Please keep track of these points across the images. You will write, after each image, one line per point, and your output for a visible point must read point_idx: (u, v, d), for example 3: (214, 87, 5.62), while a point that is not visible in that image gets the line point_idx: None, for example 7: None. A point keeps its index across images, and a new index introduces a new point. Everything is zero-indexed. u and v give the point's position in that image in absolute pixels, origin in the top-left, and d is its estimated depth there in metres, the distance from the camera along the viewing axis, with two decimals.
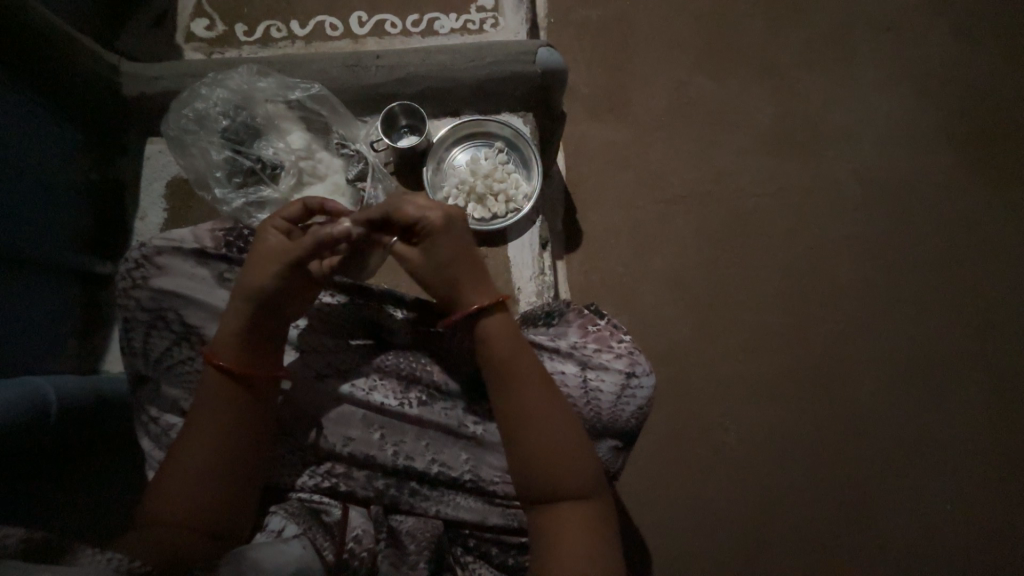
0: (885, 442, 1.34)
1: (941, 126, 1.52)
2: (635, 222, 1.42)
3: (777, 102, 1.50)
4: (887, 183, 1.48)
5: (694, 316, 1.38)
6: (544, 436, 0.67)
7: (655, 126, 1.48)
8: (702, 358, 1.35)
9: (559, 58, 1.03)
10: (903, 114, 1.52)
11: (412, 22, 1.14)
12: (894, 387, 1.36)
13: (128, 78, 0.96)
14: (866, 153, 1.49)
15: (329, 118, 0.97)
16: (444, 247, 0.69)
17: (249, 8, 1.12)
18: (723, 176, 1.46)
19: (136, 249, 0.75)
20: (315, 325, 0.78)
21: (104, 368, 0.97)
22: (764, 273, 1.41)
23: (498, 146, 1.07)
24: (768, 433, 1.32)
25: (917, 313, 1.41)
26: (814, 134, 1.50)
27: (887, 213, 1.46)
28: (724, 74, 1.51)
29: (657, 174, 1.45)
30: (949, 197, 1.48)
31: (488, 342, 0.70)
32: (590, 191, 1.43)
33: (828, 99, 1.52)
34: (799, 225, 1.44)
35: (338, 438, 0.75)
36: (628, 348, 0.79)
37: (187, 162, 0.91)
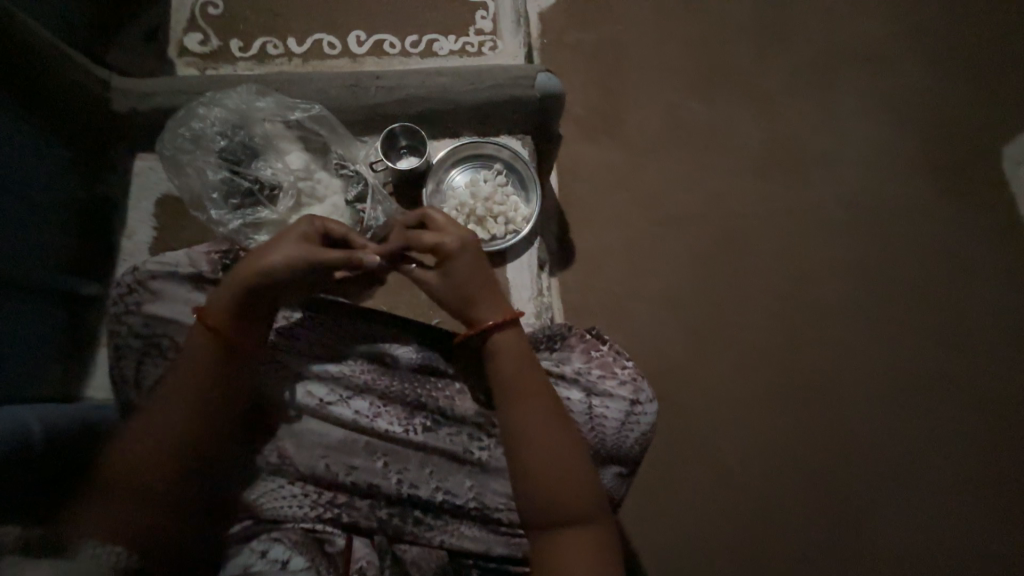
0: (868, 456, 1.37)
1: (915, 152, 1.59)
2: (627, 241, 1.45)
3: (763, 128, 1.56)
4: (865, 206, 1.54)
5: (687, 335, 1.40)
6: (542, 452, 0.68)
7: (646, 147, 1.51)
8: (693, 375, 1.38)
9: (557, 83, 1.08)
10: (880, 140, 1.59)
11: (411, 43, 1.14)
12: (875, 403, 1.41)
13: (118, 93, 0.94)
14: (846, 176, 1.56)
15: (328, 138, 0.96)
16: (459, 268, 0.73)
17: (245, 24, 1.10)
18: (711, 197, 1.50)
19: (128, 274, 0.74)
20: (316, 350, 0.77)
21: (86, 396, 0.91)
22: (752, 291, 1.45)
23: (496, 168, 1.08)
24: (760, 450, 1.35)
25: (899, 332, 1.46)
26: (797, 157, 1.55)
27: (867, 234, 1.52)
28: (712, 98, 1.56)
29: (650, 195, 1.48)
30: (924, 219, 1.54)
31: (497, 354, 0.73)
32: (583, 209, 1.45)
33: (810, 123, 1.58)
34: (783, 245, 1.49)
35: (340, 467, 0.74)
36: (631, 374, 0.80)
37: (182, 181, 0.88)
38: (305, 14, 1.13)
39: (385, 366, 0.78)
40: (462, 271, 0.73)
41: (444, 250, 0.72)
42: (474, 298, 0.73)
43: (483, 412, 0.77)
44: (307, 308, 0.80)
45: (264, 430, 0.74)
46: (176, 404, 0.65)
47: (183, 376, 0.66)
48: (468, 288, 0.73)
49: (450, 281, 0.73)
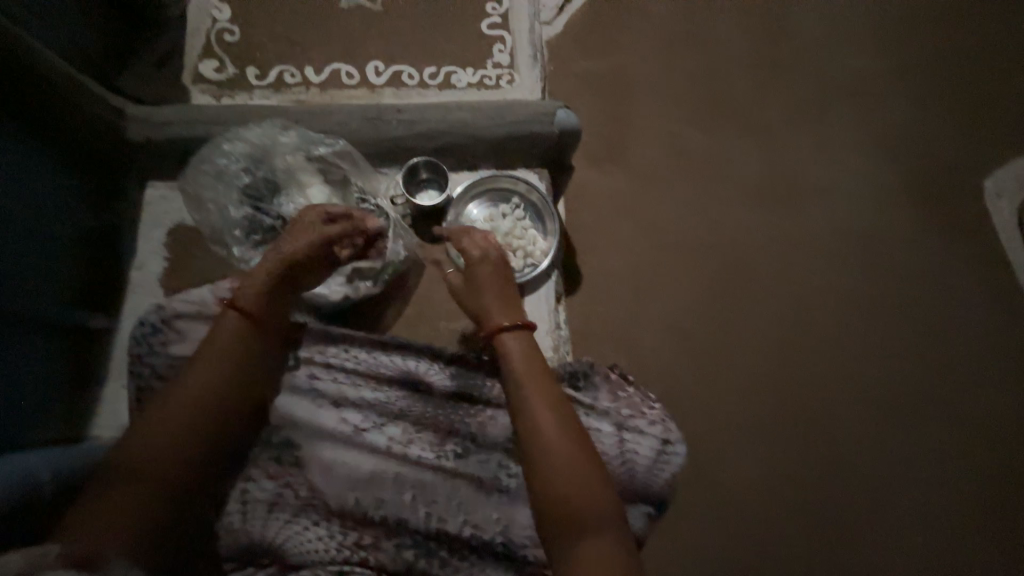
0: (888, 495, 1.30)
1: (929, 178, 1.54)
2: (631, 267, 1.44)
3: (770, 155, 1.55)
4: (875, 232, 1.50)
5: (694, 370, 1.37)
6: (536, 443, 0.69)
7: (652, 176, 1.51)
8: (701, 405, 1.34)
9: (575, 119, 1.10)
10: (891, 165, 1.55)
11: (429, 74, 1.14)
12: (895, 438, 1.34)
13: (133, 121, 0.93)
14: (855, 201, 1.52)
15: (349, 172, 0.94)
16: (484, 272, 0.83)
17: (261, 51, 1.09)
18: (717, 224, 1.49)
19: (151, 313, 0.74)
20: (353, 378, 0.80)
21: (91, 435, 0.89)
22: (761, 320, 1.42)
23: (514, 202, 1.08)
24: (772, 495, 1.29)
25: (916, 372, 1.40)
26: (803, 182, 1.54)
27: (879, 261, 1.48)
28: (717, 126, 1.57)
29: (656, 225, 1.47)
30: (940, 247, 1.49)
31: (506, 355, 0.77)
32: (588, 236, 1.45)
33: (818, 148, 1.56)
34: (791, 272, 1.46)
35: (369, 500, 0.73)
36: (660, 415, 0.82)
37: (204, 218, 0.88)
38: (323, 43, 1.13)
39: (418, 393, 0.81)
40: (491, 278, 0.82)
41: (475, 257, 0.84)
42: (493, 300, 0.80)
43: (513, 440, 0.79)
44: (337, 342, 0.82)
45: (295, 464, 0.73)
46: (175, 425, 0.63)
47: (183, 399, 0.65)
48: (489, 289, 0.81)
49: (475, 283, 0.82)
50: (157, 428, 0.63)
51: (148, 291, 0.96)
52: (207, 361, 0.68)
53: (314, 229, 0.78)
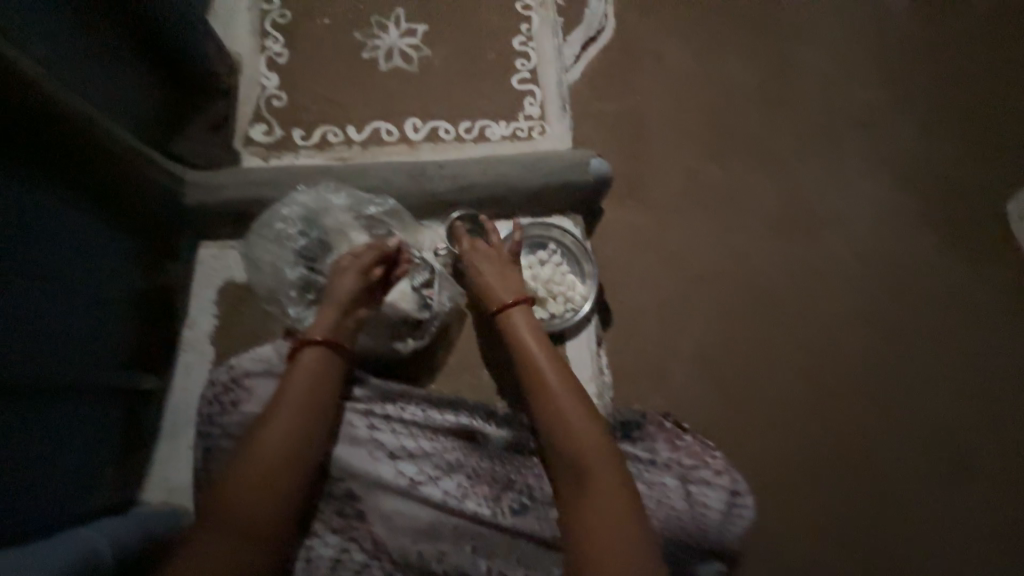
0: (957, 548, 1.19)
1: (978, 201, 1.44)
2: (664, 304, 1.29)
3: (809, 178, 1.42)
4: (927, 259, 1.38)
5: (728, 424, 1.24)
6: (553, 416, 0.73)
7: (677, 209, 1.36)
8: (749, 454, 1.22)
9: (606, 167, 1.14)
10: (937, 187, 1.44)
11: (464, 129, 1.19)
12: (961, 485, 1.23)
13: (192, 188, 0.99)
14: (902, 226, 1.40)
15: (396, 228, 0.96)
16: (485, 262, 0.92)
17: (307, 113, 1.15)
18: (755, 255, 1.35)
19: (224, 371, 0.76)
20: (410, 429, 0.79)
21: (143, 500, 0.90)
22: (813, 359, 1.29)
23: (551, 248, 1.09)
24: (819, 559, 1.17)
25: (976, 422, 1.27)
26: (846, 206, 1.41)
27: (934, 289, 1.35)
28: (749, 150, 1.42)
29: (683, 264, 1.32)
30: (994, 273, 1.38)
31: (513, 332, 0.83)
32: (617, 273, 1.30)
33: (860, 170, 1.44)
34: (840, 305, 1.33)
35: (430, 554, 0.70)
36: (724, 464, 0.79)
37: (260, 279, 0.89)
38: (364, 103, 1.18)
39: (474, 446, 0.79)
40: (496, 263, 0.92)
41: (472, 248, 0.94)
42: (496, 286, 0.89)
43: None
44: (394, 398, 0.81)
45: (357, 516, 0.72)
46: (248, 492, 0.63)
47: (257, 464, 0.65)
48: (491, 275, 0.90)
49: (481, 273, 0.91)
50: (232, 497, 0.63)
51: (202, 349, 0.98)
52: (277, 423, 0.68)
53: (354, 267, 0.83)
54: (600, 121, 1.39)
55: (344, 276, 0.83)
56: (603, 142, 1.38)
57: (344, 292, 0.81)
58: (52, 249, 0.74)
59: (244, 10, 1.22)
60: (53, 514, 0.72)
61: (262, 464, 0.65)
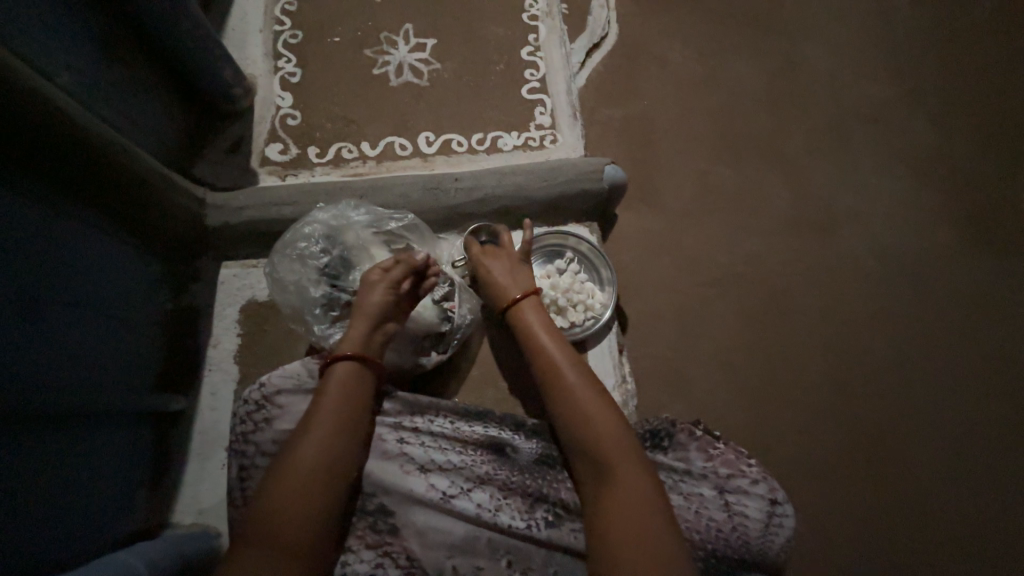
0: (1000, 547, 1.15)
1: (997, 191, 1.42)
2: (683, 308, 1.28)
3: (825, 176, 1.41)
4: (948, 253, 1.36)
5: (750, 430, 1.21)
6: (577, 414, 0.72)
7: (690, 213, 1.36)
8: (778, 458, 1.19)
9: (621, 173, 1.13)
10: (954, 180, 1.42)
11: (477, 140, 1.20)
12: (998, 481, 1.19)
13: (213, 209, 1.00)
14: (921, 220, 1.39)
15: (415, 242, 0.96)
16: (498, 265, 0.91)
17: (321, 131, 1.17)
18: (774, 255, 1.34)
19: (256, 390, 0.75)
20: (439, 442, 0.78)
21: (173, 520, 0.89)
22: (836, 358, 1.27)
23: (568, 257, 1.10)
24: (849, 570, 1.12)
25: (1007, 420, 1.24)
26: (864, 203, 1.39)
27: (957, 283, 1.34)
28: (762, 151, 1.42)
29: (698, 266, 1.32)
30: (1019, 265, 1.36)
31: (529, 332, 0.82)
32: (634, 278, 1.29)
33: (875, 165, 1.43)
34: (862, 303, 1.31)
35: (466, 568, 0.70)
36: (761, 473, 0.77)
37: (285, 298, 0.88)
38: (377, 119, 1.20)
39: (503, 459, 0.78)
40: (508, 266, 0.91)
41: (484, 252, 0.94)
42: (507, 286, 0.88)
43: None
44: (421, 411, 0.81)
45: (392, 531, 0.72)
46: (285, 510, 0.63)
47: (293, 480, 0.65)
48: (503, 277, 0.89)
49: (492, 277, 0.90)
50: (269, 516, 0.63)
51: (226, 369, 0.98)
52: (312, 438, 0.68)
53: (386, 280, 0.83)
54: (609, 126, 1.39)
55: (375, 289, 0.82)
56: (614, 148, 1.38)
57: (375, 306, 0.81)
58: (78, 273, 0.75)
59: (257, 32, 1.24)
60: (82, 540, 0.71)
61: (298, 480, 0.65)
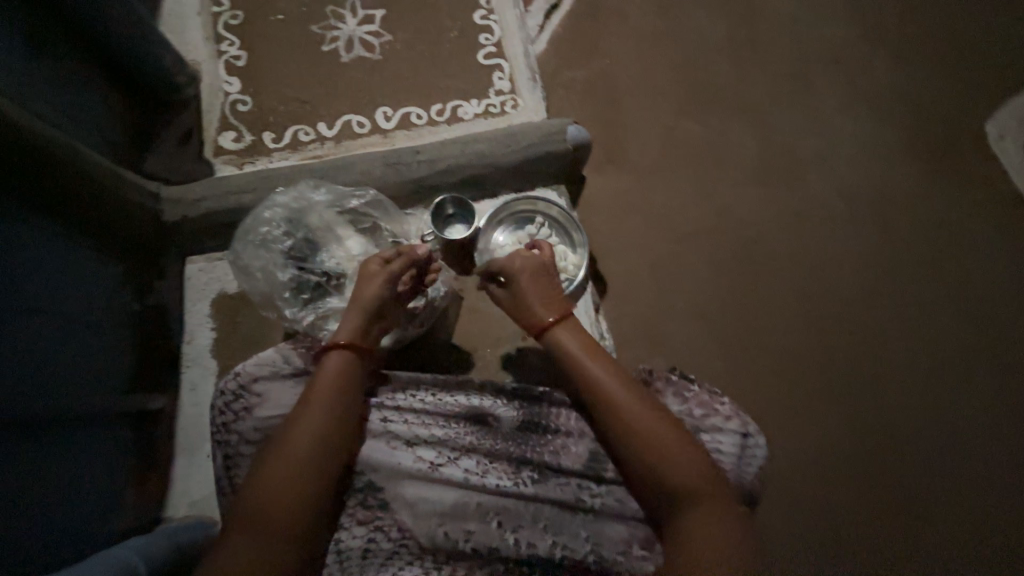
0: (984, 463, 1.18)
1: (959, 119, 1.43)
2: (657, 264, 1.30)
3: (790, 120, 1.42)
4: (915, 185, 1.38)
5: (729, 380, 1.23)
6: (643, 445, 0.68)
7: (658, 169, 1.36)
8: (760, 400, 1.22)
9: (584, 132, 1.11)
10: (917, 113, 1.44)
11: (436, 111, 1.17)
12: (978, 400, 1.22)
13: (169, 204, 0.97)
14: (886, 156, 1.40)
15: (380, 218, 0.95)
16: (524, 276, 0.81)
17: (274, 116, 1.13)
18: (743, 204, 1.35)
19: (231, 380, 0.75)
20: (423, 418, 0.79)
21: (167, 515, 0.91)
22: (810, 299, 1.30)
23: (539, 223, 1.09)
24: (838, 497, 1.16)
25: (984, 341, 1.26)
26: (828, 145, 1.41)
27: (926, 214, 1.36)
28: (725, 100, 1.41)
29: (669, 222, 1.32)
30: (985, 190, 1.38)
31: (573, 361, 0.75)
32: (608, 240, 1.30)
33: (837, 106, 1.43)
34: (831, 243, 1.34)
35: (458, 533, 0.71)
36: (734, 409, 0.79)
37: (253, 285, 0.87)
38: (332, 98, 1.16)
39: (486, 427, 0.79)
40: (538, 279, 0.80)
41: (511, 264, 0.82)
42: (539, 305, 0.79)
43: (590, 462, 0.75)
44: (402, 388, 0.83)
45: (382, 505, 0.74)
46: (270, 489, 0.65)
47: (283, 465, 0.66)
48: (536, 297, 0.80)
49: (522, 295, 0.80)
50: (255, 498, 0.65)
51: (203, 364, 0.98)
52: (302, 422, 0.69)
53: (383, 275, 0.80)
54: (573, 89, 1.37)
55: (371, 282, 0.78)
56: (578, 110, 1.36)
57: (370, 298, 0.78)
58: (36, 279, 0.72)
59: (195, 16, 1.19)
60: (70, 545, 0.71)
61: (284, 464, 0.66)
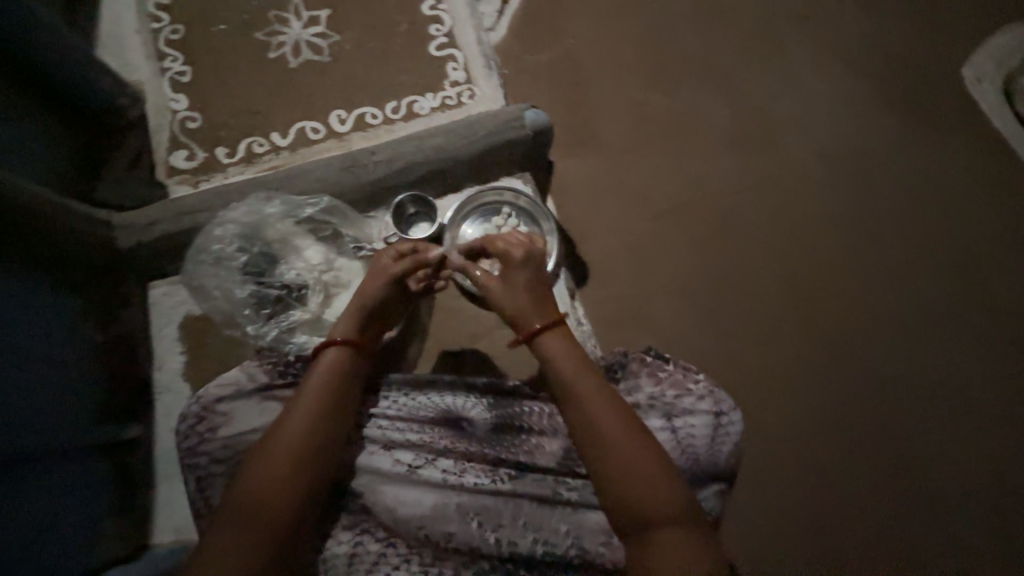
0: (991, 411, 1.14)
1: (932, 65, 1.39)
2: (636, 240, 1.24)
3: (758, 82, 1.38)
4: (893, 137, 1.34)
5: (725, 355, 1.17)
6: (601, 445, 0.68)
7: (629, 144, 1.31)
8: (758, 368, 1.16)
9: (544, 116, 1.08)
10: (888, 62, 1.40)
11: (392, 109, 1.14)
12: (981, 348, 1.18)
13: (121, 230, 0.94)
14: (861, 109, 1.36)
15: (340, 225, 0.95)
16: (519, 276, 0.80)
17: (225, 130, 1.11)
18: (720, 169, 1.30)
19: (194, 403, 0.74)
20: (397, 423, 0.77)
21: (154, 543, 0.90)
22: (799, 260, 1.24)
23: (505, 213, 1.05)
24: (845, 461, 1.10)
25: (979, 288, 1.22)
26: (801, 102, 1.37)
27: (906, 165, 1.32)
28: (691, 68, 1.38)
29: (645, 196, 1.28)
30: (964, 135, 1.34)
31: (552, 360, 0.75)
32: (583, 221, 1.25)
33: (805, 63, 1.40)
34: (815, 201, 1.29)
35: (439, 535, 0.71)
36: (707, 388, 0.79)
37: (213, 305, 0.87)
38: (283, 105, 1.13)
39: (461, 428, 0.77)
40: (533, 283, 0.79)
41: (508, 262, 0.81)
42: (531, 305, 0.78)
43: (564, 457, 0.75)
44: (375, 392, 0.80)
45: (363, 511, 0.73)
46: (243, 506, 0.64)
47: (269, 473, 0.65)
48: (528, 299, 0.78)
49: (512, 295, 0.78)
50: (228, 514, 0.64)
51: (176, 389, 0.96)
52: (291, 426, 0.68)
53: (388, 274, 0.81)
54: (535, 72, 1.34)
55: (377, 280, 0.81)
56: (541, 93, 1.32)
57: (370, 298, 0.79)
58: None
59: (135, 33, 1.16)
60: None
61: (266, 474, 0.65)
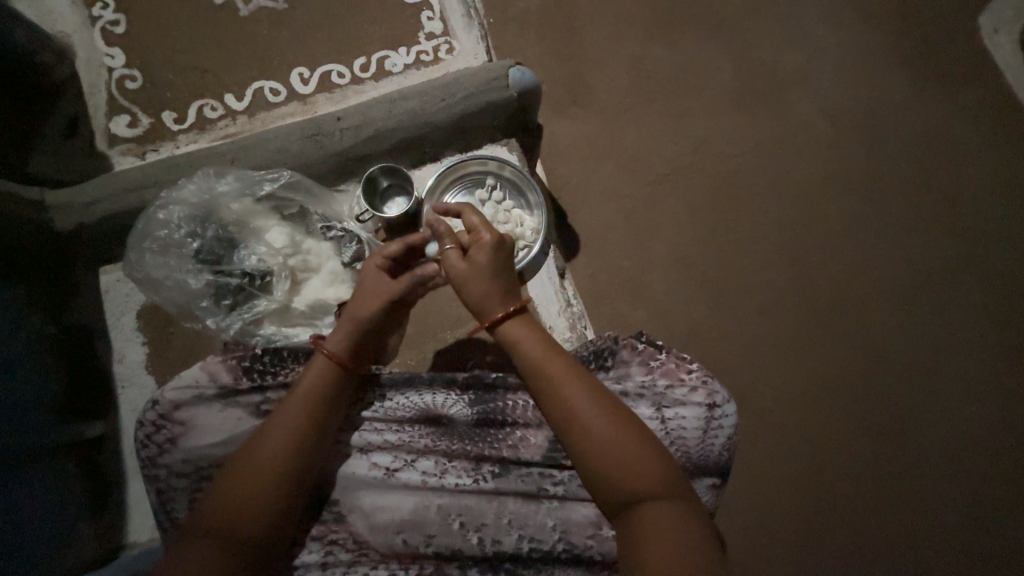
0: (985, 384, 1.12)
1: (955, 14, 1.27)
2: (631, 210, 1.16)
3: (767, 33, 1.25)
4: (908, 94, 1.24)
5: (720, 330, 1.12)
6: (580, 434, 0.63)
7: (624, 104, 1.20)
8: (753, 344, 1.12)
9: (530, 74, 0.96)
10: (908, 11, 1.27)
11: (360, 66, 1.02)
12: (978, 320, 1.15)
13: (59, 210, 0.85)
14: (877, 64, 1.25)
15: (305, 201, 0.87)
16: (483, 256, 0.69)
17: (171, 91, 0.98)
18: (722, 133, 1.20)
19: (150, 410, 0.70)
20: (372, 425, 0.73)
21: (129, 542, 0.86)
22: (801, 230, 1.18)
23: (489, 184, 0.95)
24: (834, 435, 1.09)
25: (983, 258, 1.17)
26: (813, 57, 1.25)
27: (920, 126, 1.23)
28: (694, 17, 1.24)
29: (640, 161, 1.18)
30: (985, 92, 1.24)
31: (518, 346, 0.68)
32: (575, 191, 1.15)
33: (820, 11, 1.27)
34: (820, 166, 1.21)
35: (418, 538, 0.68)
36: (701, 378, 0.74)
37: (164, 297, 0.79)
38: (234, 61, 1.00)
39: (441, 427, 0.73)
40: (501, 267, 0.70)
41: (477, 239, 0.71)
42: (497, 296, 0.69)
43: (552, 453, 0.71)
44: None
45: (337, 519, 0.69)
46: (205, 522, 0.60)
47: (236, 477, 0.61)
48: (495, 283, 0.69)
49: (479, 276, 0.69)
50: (189, 533, 0.60)
51: (140, 382, 0.91)
52: None
53: (392, 292, 0.72)
54: (524, 21, 1.20)
55: (375, 299, 0.71)
56: (526, 46, 1.19)
57: (371, 319, 0.71)
58: None
59: None
60: None
61: (232, 479, 0.61)
